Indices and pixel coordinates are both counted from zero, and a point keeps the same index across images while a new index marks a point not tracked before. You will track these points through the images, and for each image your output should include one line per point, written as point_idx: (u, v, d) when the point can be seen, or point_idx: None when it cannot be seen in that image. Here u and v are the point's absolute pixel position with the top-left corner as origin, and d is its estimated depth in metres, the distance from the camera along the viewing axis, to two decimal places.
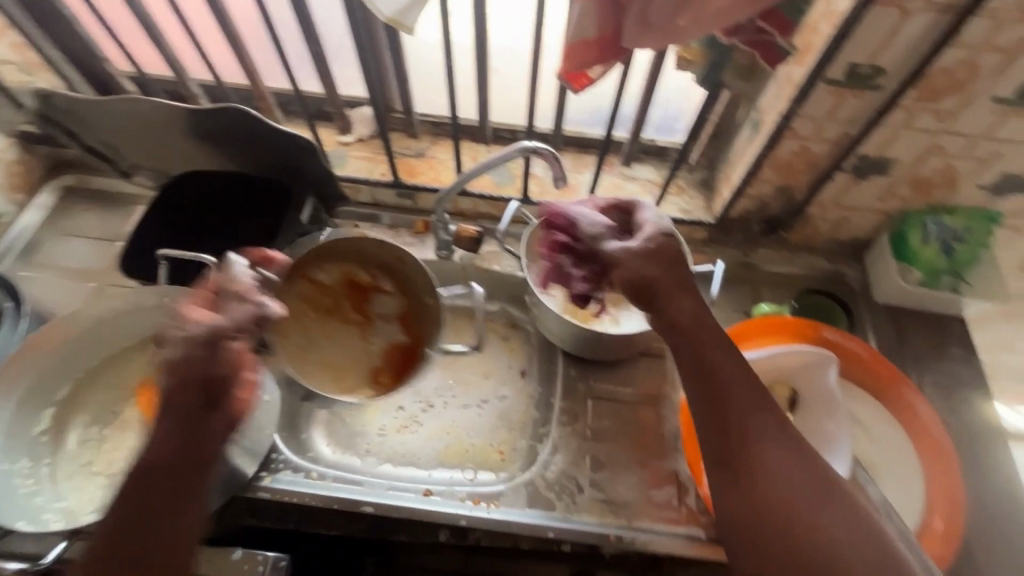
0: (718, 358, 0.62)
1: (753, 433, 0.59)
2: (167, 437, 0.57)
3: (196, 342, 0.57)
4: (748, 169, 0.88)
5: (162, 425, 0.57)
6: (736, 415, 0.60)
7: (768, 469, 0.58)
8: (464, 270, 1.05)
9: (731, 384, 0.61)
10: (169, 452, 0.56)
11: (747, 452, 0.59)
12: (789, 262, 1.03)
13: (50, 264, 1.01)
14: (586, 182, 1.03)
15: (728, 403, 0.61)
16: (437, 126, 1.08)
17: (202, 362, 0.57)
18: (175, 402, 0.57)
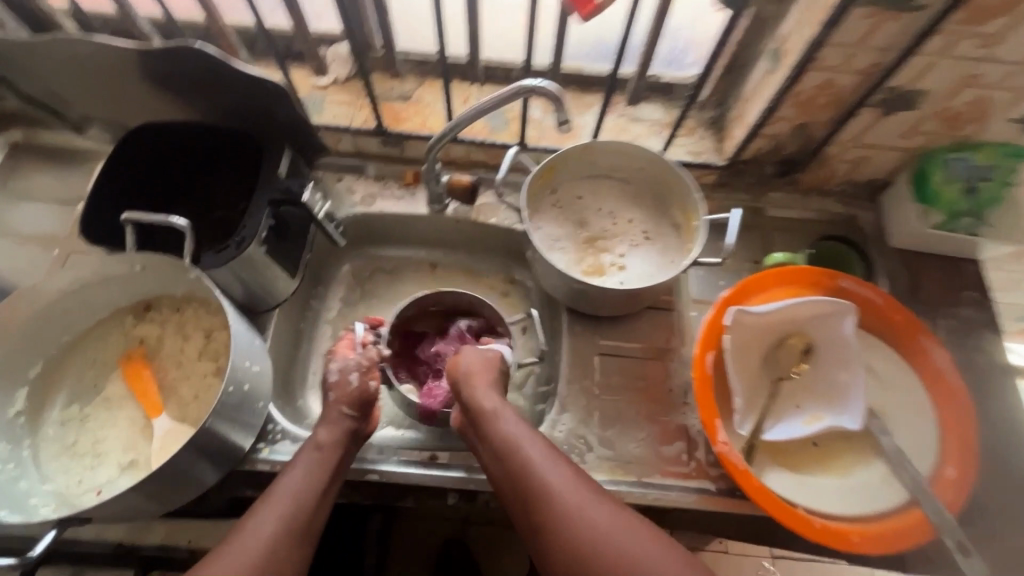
0: (534, 474, 0.64)
1: (590, 516, 0.61)
2: (312, 477, 0.66)
3: (348, 397, 0.74)
4: (767, 105, 0.81)
5: (297, 467, 0.67)
6: (548, 508, 0.62)
7: (618, 552, 0.59)
8: (459, 224, 0.99)
9: (538, 480, 0.64)
10: (308, 495, 0.65)
11: (569, 523, 0.61)
12: (802, 206, 0.98)
13: (8, 230, 0.93)
14: (588, 124, 0.96)
15: (550, 505, 0.63)
16: (421, 65, 0.98)
17: (361, 397, 0.75)
18: (327, 454, 0.69)
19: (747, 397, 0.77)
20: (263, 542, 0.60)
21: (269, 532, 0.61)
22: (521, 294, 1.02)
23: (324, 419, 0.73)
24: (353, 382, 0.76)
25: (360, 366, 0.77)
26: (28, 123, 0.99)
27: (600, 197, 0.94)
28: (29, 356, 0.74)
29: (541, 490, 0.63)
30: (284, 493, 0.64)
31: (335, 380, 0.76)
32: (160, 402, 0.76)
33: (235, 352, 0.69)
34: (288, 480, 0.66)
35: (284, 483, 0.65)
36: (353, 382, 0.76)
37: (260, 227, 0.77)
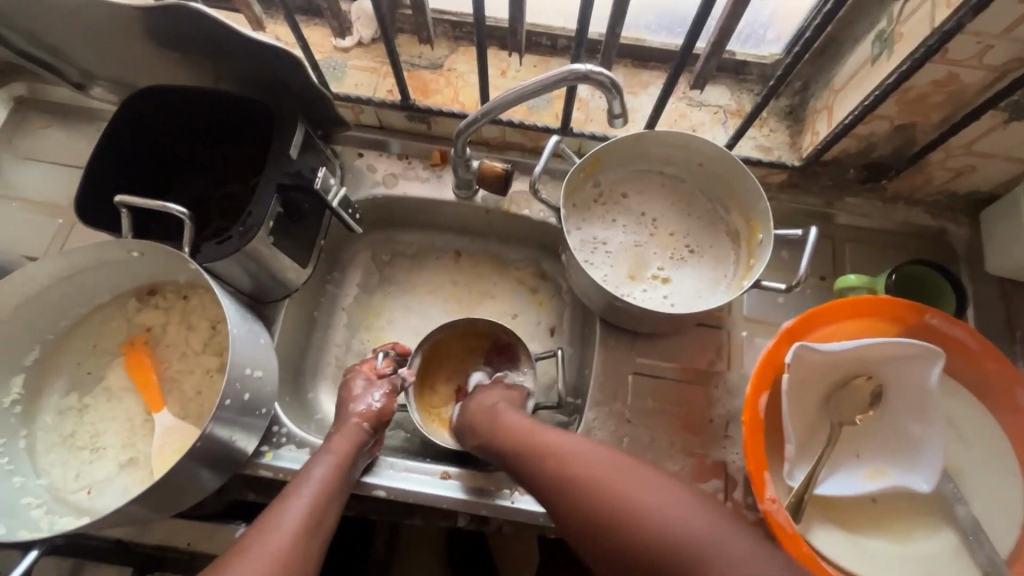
0: (561, 439, 0.60)
1: (612, 469, 0.54)
2: (334, 472, 0.64)
3: (370, 415, 0.72)
4: (866, 102, 0.67)
5: (319, 462, 0.64)
6: (574, 467, 0.55)
7: (654, 507, 0.49)
8: (488, 213, 0.89)
9: (562, 444, 0.59)
10: (333, 490, 0.62)
11: (596, 479, 0.53)
12: (884, 216, 0.84)
13: (11, 195, 0.88)
14: (642, 108, 0.83)
15: (571, 467, 0.56)
16: (456, 27, 0.87)
17: (376, 419, 0.72)
18: (346, 448, 0.67)
19: (800, 441, 0.68)
20: (293, 534, 0.56)
21: (297, 524, 0.57)
22: (551, 292, 0.93)
23: (334, 430, 0.70)
24: (376, 405, 0.73)
25: (386, 388, 0.76)
26: (31, 76, 0.91)
27: (648, 194, 0.82)
28: (25, 342, 0.70)
29: (564, 455, 0.57)
30: (309, 485, 0.61)
31: (352, 402, 0.73)
32: (162, 395, 0.71)
33: (232, 358, 0.63)
34: (313, 474, 0.63)
35: (308, 478, 0.62)
36: (374, 404, 0.73)
37: (268, 214, 0.69)
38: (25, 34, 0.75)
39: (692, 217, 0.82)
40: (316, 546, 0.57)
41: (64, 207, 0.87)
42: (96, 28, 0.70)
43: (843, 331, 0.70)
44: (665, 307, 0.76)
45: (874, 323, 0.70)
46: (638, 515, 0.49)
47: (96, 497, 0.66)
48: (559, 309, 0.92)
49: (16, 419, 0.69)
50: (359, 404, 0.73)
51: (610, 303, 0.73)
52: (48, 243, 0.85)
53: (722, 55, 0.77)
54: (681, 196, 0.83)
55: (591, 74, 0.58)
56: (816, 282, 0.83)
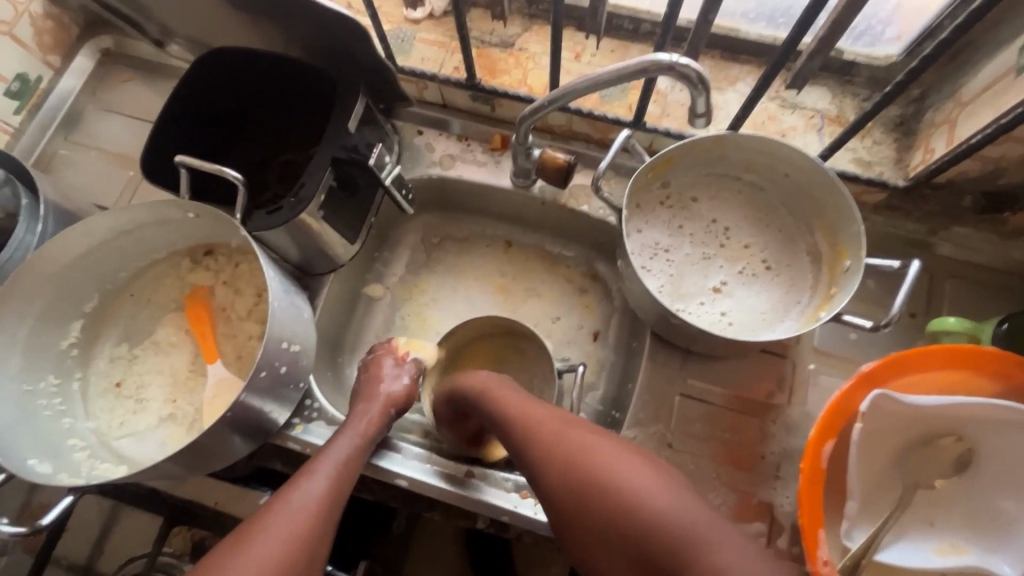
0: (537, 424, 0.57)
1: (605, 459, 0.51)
2: (357, 451, 0.63)
3: (394, 400, 0.70)
4: (1002, 121, 0.57)
5: (344, 439, 0.63)
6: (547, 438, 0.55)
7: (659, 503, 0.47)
8: (542, 204, 0.84)
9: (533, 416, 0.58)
10: (354, 471, 0.61)
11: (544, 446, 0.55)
12: (999, 253, 0.73)
13: (92, 144, 0.91)
14: (727, 104, 0.75)
15: (562, 449, 0.53)
16: (532, 4, 0.81)
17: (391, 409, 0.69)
18: (372, 426, 0.66)
19: (864, 498, 0.60)
20: (312, 514, 0.55)
21: (318, 503, 0.56)
22: (601, 295, 0.88)
23: (360, 401, 0.69)
24: (403, 385, 0.71)
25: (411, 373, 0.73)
26: (117, 29, 0.94)
27: (722, 200, 0.75)
28: (86, 288, 0.72)
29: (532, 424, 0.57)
30: (331, 461, 0.60)
31: (380, 382, 0.71)
32: (215, 347, 0.73)
33: (270, 330, 0.62)
34: (335, 452, 0.61)
35: (329, 455, 0.61)
36: (402, 385, 0.71)
37: (320, 188, 0.67)
38: None
39: (768, 232, 0.74)
40: (331, 529, 0.56)
41: (136, 160, 0.90)
42: None
43: (934, 382, 0.61)
44: (728, 329, 0.69)
45: (970, 377, 0.61)
46: (612, 494, 0.48)
47: (136, 446, 0.68)
48: (607, 313, 0.86)
49: (72, 362, 0.72)
50: (387, 386, 0.70)
51: (666, 317, 0.67)
52: (118, 194, 0.88)
53: (829, 52, 0.68)
54: (758, 206, 0.75)
55: (675, 65, 0.52)
56: (905, 320, 0.73)
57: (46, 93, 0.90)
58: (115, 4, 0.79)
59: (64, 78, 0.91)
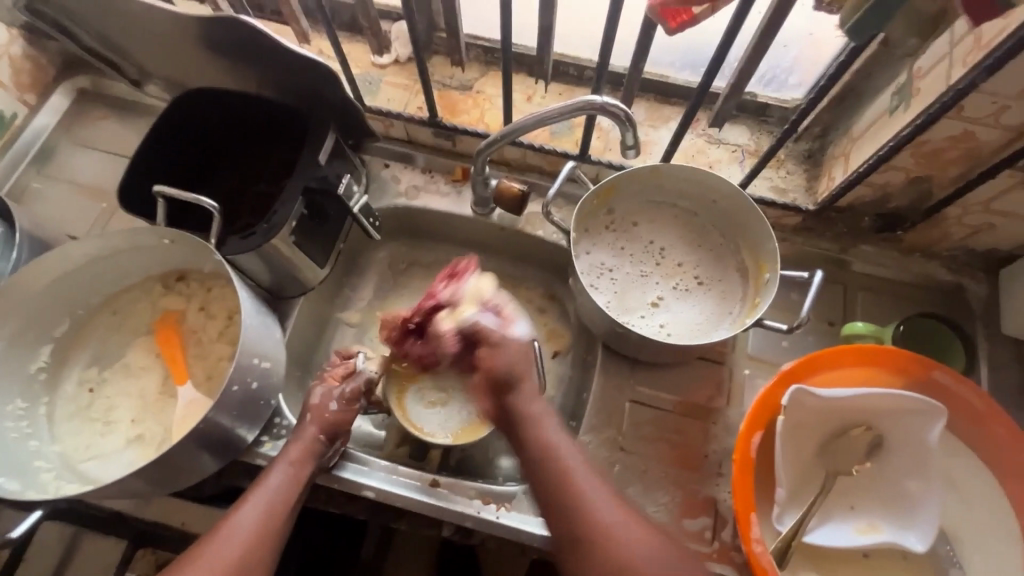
0: (587, 492, 0.57)
1: (639, 547, 0.54)
2: (290, 479, 0.64)
3: (323, 424, 0.69)
4: (881, 153, 0.68)
5: (277, 468, 0.65)
6: (595, 516, 0.55)
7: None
8: (501, 231, 0.91)
9: (580, 486, 0.58)
10: (289, 498, 0.63)
11: (593, 523, 0.55)
12: (899, 266, 0.83)
13: (65, 178, 0.94)
14: (660, 140, 0.85)
15: (608, 534, 0.54)
16: (487, 52, 0.90)
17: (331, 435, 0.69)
18: (302, 451, 0.67)
19: (791, 486, 0.67)
20: (244, 546, 0.57)
21: (248, 534, 0.58)
22: (558, 313, 0.94)
23: (295, 434, 0.69)
24: (331, 411, 0.71)
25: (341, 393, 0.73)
26: (93, 70, 0.98)
27: (662, 223, 0.83)
28: (56, 314, 0.74)
29: (586, 496, 0.57)
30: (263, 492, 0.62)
31: (309, 408, 0.71)
32: (186, 368, 0.75)
33: (241, 347, 0.66)
34: (269, 482, 0.63)
35: (263, 486, 0.63)
36: (330, 411, 0.71)
37: (292, 215, 0.73)
38: (91, 34, 0.81)
39: (704, 251, 0.82)
40: (270, 554, 0.59)
41: (109, 193, 0.93)
42: (153, 33, 0.75)
43: (845, 378, 0.69)
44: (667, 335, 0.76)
45: (876, 373, 0.69)
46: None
47: (102, 468, 0.69)
48: (563, 330, 0.93)
49: (39, 386, 0.73)
50: (316, 410, 0.70)
51: (613, 328, 0.74)
52: (90, 224, 0.91)
53: (741, 96, 0.79)
54: (694, 228, 0.83)
55: (607, 106, 0.62)
56: (824, 327, 0.82)
57: (20, 130, 0.93)
58: (96, 50, 0.84)
59: (39, 116, 0.95)
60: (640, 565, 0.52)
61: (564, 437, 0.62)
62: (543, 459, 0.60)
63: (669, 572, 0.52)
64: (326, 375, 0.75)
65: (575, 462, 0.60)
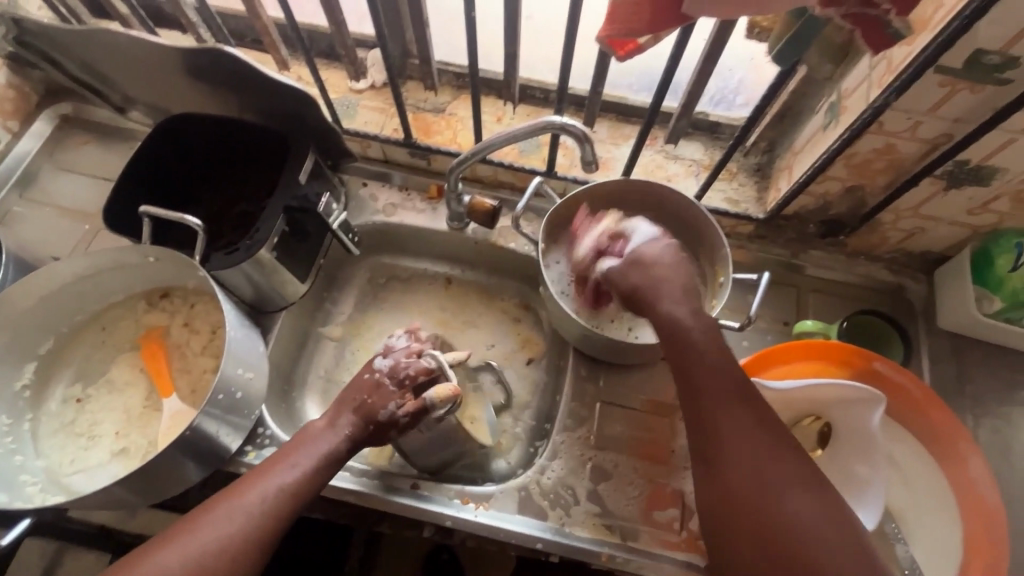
0: (730, 410, 0.57)
1: (771, 470, 0.54)
2: (302, 476, 0.63)
3: (373, 415, 0.67)
4: (817, 165, 0.75)
5: (302, 457, 0.64)
6: (716, 427, 0.57)
7: (790, 514, 0.52)
8: (476, 244, 0.96)
9: (739, 410, 0.58)
10: (295, 493, 0.62)
11: (721, 434, 0.57)
12: (845, 269, 0.90)
13: (48, 201, 0.96)
14: (622, 156, 0.91)
15: (723, 450, 0.56)
16: (458, 77, 0.96)
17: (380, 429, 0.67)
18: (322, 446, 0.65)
19: None
20: (239, 529, 0.58)
21: (243, 538, 0.58)
22: (532, 322, 0.98)
23: (327, 429, 0.67)
24: (387, 411, 0.67)
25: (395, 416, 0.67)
26: (76, 97, 1.01)
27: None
28: (41, 333, 0.76)
29: (718, 406, 0.58)
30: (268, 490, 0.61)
31: (382, 397, 0.68)
32: (170, 382, 0.77)
33: (226, 358, 0.69)
34: (273, 480, 0.61)
35: (277, 473, 0.62)
36: (386, 409, 0.67)
37: (273, 232, 0.76)
38: (76, 63, 0.84)
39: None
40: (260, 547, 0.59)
41: (91, 215, 0.96)
42: (138, 63, 0.79)
43: (796, 372, 0.75)
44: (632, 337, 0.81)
45: (823, 366, 0.75)
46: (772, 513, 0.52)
47: (87, 481, 0.71)
48: (538, 338, 0.97)
49: (23, 403, 0.75)
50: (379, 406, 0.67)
51: (581, 332, 0.79)
52: (73, 246, 0.93)
53: (692, 115, 0.85)
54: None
55: (566, 126, 0.67)
56: (779, 327, 0.88)
57: (2, 154, 0.96)
58: (80, 78, 0.88)
59: (21, 141, 0.97)
60: (774, 495, 0.53)
61: (722, 362, 0.60)
62: (705, 365, 0.60)
63: (802, 505, 0.53)
64: (404, 392, 0.68)
65: (734, 375, 0.59)
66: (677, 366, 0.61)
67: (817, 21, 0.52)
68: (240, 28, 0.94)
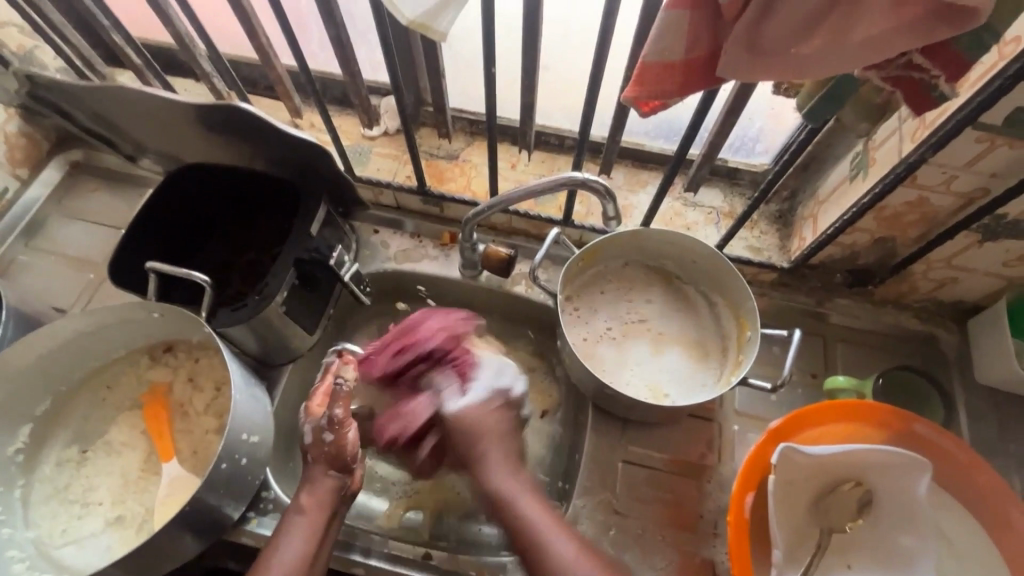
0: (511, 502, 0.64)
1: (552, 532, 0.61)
2: (308, 540, 0.61)
3: (330, 458, 0.65)
4: (845, 217, 0.72)
5: (293, 530, 0.61)
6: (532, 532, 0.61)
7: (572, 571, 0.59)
8: (489, 292, 0.93)
9: (504, 488, 0.64)
10: (309, 563, 0.60)
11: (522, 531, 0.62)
12: (874, 318, 0.87)
13: (53, 249, 0.95)
14: (640, 204, 0.89)
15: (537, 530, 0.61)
16: (472, 124, 0.95)
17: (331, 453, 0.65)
18: (319, 500, 0.63)
19: (788, 546, 0.67)
20: None
21: None
22: (546, 372, 0.94)
23: (306, 484, 0.65)
24: (329, 439, 0.65)
25: (314, 423, 0.66)
26: (87, 145, 1.01)
27: (629, 285, 0.85)
28: (38, 393, 0.73)
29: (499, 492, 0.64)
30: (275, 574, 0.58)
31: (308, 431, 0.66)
32: (172, 444, 0.74)
33: (231, 423, 0.65)
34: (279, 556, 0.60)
35: (280, 548, 0.60)
36: (326, 442, 0.65)
37: (283, 286, 0.74)
38: (90, 115, 0.84)
39: (667, 317, 0.84)
40: None
41: (96, 263, 0.94)
42: (151, 116, 0.78)
43: (831, 434, 0.70)
44: (612, 383, 0.78)
45: (861, 428, 0.70)
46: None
47: (78, 555, 0.67)
48: (553, 391, 0.93)
49: (16, 468, 0.71)
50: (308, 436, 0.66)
51: (603, 389, 0.75)
52: (76, 297, 0.91)
53: (713, 163, 0.83)
54: (654, 293, 0.85)
55: (586, 182, 0.66)
56: (807, 380, 0.84)
57: (10, 203, 0.95)
58: (93, 129, 0.87)
59: (29, 190, 0.96)
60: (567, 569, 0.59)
61: (506, 476, 0.65)
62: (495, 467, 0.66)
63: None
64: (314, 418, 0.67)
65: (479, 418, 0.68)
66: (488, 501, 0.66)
67: (851, 82, 0.50)
68: (253, 75, 0.94)
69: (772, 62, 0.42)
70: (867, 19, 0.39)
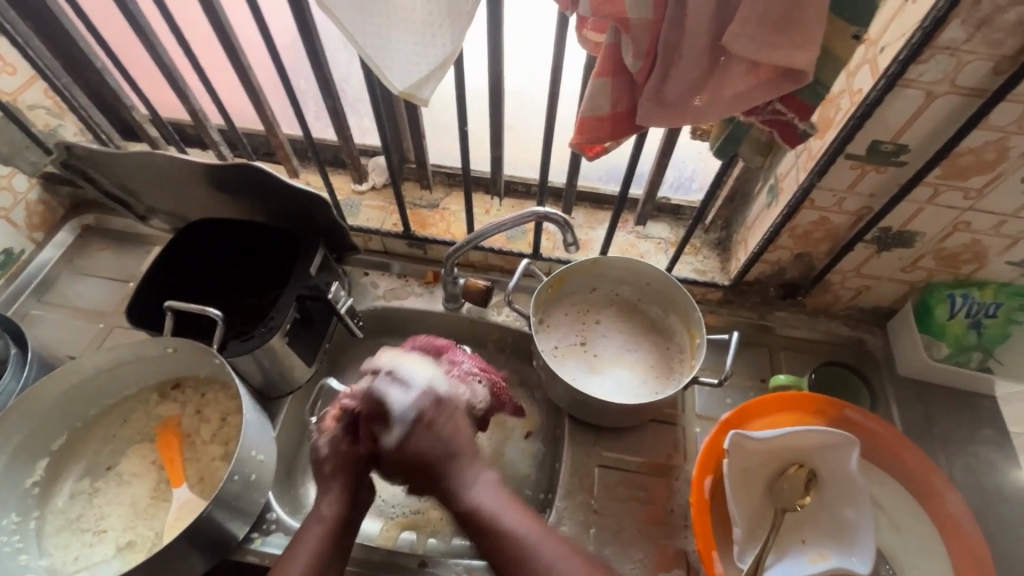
0: (495, 515, 0.65)
1: (535, 533, 0.64)
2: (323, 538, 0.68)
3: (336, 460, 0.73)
4: (766, 237, 0.86)
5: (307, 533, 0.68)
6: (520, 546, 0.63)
7: None
8: (470, 323, 1.02)
9: (491, 509, 0.66)
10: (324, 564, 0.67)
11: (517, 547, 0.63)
12: (809, 327, 0.99)
13: (64, 304, 1.02)
14: (598, 238, 1.02)
15: (520, 539, 0.63)
16: (450, 177, 1.09)
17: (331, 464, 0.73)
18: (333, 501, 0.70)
19: (747, 526, 0.75)
20: None
21: None
22: (526, 394, 1.02)
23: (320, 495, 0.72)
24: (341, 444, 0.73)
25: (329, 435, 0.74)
26: (99, 209, 1.11)
27: (589, 307, 0.97)
28: (56, 429, 0.79)
29: (492, 516, 0.65)
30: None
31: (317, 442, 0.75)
32: (181, 470, 0.79)
33: (243, 442, 0.72)
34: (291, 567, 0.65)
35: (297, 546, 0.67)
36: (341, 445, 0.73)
37: (286, 319, 0.83)
38: (113, 182, 0.95)
39: (613, 332, 0.95)
40: None
41: (105, 314, 1.02)
42: (168, 178, 0.89)
43: (776, 423, 0.80)
44: (582, 389, 0.88)
45: (802, 416, 0.81)
46: None
47: None
48: (533, 410, 1.01)
49: (31, 500, 0.76)
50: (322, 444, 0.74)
51: (575, 398, 0.84)
52: (86, 345, 0.98)
53: (656, 200, 0.98)
54: (602, 312, 0.96)
55: (548, 214, 0.78)
56: (756, 383, 0.95)
57: (25, 263, 1.03)
58: (112, 194, 0.98)
59: (43, 252, 1.05)
60: None
61: (498, 496, 0.67)
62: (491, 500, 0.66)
63: None
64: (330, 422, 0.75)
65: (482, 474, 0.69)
66: (475, 528, 0.66)
67: (741, 126, 0.65)
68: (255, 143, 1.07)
69: (673, 112, 0.56)
70: (735, 78, 0.53)
